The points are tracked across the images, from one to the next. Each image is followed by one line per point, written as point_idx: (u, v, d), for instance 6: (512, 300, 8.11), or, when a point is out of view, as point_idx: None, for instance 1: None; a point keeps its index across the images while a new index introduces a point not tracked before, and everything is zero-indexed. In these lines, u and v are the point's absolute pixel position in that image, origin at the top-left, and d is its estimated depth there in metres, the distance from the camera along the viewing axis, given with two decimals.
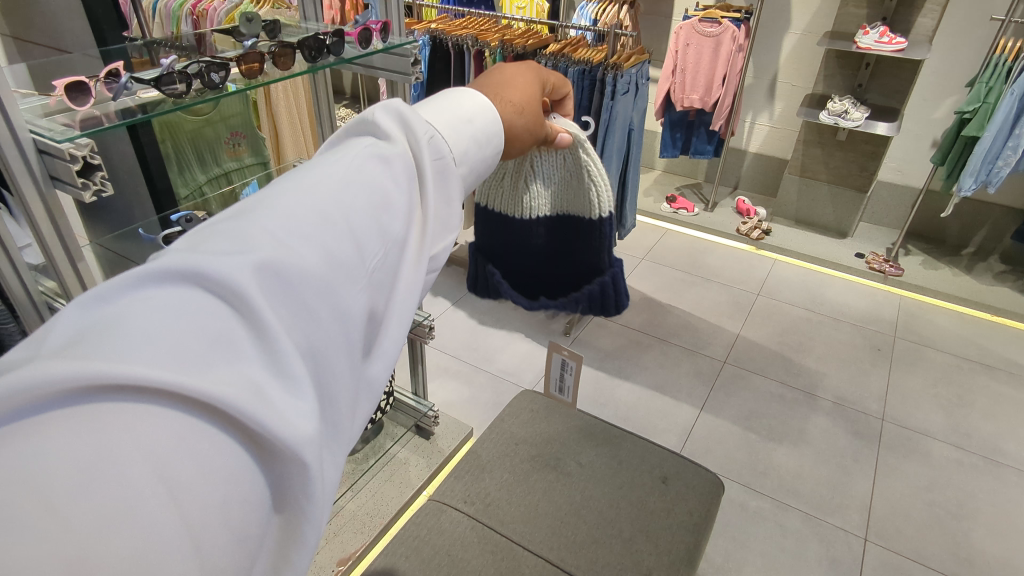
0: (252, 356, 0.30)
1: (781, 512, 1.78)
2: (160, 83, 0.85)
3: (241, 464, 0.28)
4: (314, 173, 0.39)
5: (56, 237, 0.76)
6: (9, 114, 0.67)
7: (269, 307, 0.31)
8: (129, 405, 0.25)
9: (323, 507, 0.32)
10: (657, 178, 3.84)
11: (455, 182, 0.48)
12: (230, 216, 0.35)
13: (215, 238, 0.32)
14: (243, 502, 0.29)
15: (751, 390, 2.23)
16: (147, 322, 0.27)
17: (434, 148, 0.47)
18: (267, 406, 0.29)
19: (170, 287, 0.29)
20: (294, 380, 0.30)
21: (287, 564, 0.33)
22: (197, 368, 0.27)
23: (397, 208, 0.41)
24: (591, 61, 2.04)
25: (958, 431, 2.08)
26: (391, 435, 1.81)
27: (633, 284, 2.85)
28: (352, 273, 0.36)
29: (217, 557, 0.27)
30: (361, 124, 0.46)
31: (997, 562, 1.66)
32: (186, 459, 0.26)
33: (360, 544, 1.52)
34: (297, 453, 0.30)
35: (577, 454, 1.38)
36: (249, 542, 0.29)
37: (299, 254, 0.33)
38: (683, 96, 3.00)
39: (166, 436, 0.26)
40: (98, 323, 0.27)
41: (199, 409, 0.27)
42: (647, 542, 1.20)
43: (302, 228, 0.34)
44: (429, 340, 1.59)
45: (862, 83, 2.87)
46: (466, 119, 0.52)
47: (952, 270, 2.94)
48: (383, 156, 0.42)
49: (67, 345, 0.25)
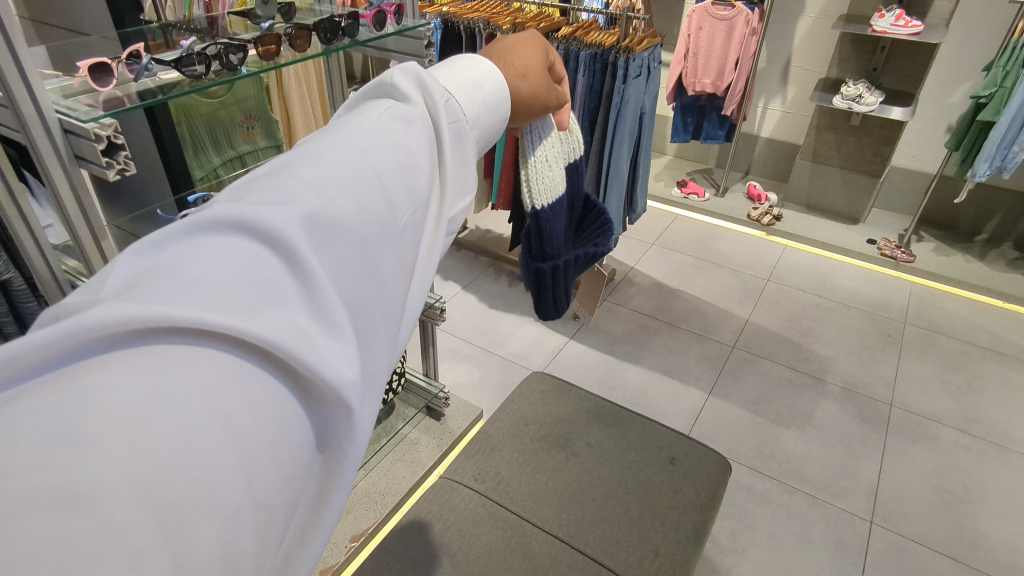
0: (296, 302, 0.30)
1: (788, 495, 1.80)
2: (180, 64, 0.86)
3: (288, 406, 0.28)
4: (342, 134, 0.40)
5: (81, 215, 0.78)
6: (37, 96, 0.69)
7: (314, 256, 0.31)
8: (183, 345, 0.25)
9: (364, 448, 0.32)
10: (668, 163, 3.82)
11: (470, 144, 0.49)
12: (263, 173, 0.36)
13: (257, 192, 0.33)
14: (291, 442, 0.28)
15: (759, 374, 2.24)
16: (198, 268, 0.28)
17: (449, 110, 0.47)
18: (314, 350, 0.29)
19: (217, 237, 0.30)
20: (338, 326, 0.31)
21: (325, 508, 0.32)
22: (247, 311, 0.27)
23: (421, 168, 0.42)
24: (603, 43, 2.02)
25: (967, 416, 2.09)
26: (402, 416, 1.84)
27: (643, 269, 2.85)
28: (385, 228, 0.37)
29: (268, 492, 0.27)
30: (382, 89, 0.47)
31: (1002, 545, 1.68)
32: (238, 398, 0.26)
33: (373, 522, 1.56)
34: (342, 395, 0.30)
35: (585, 435, 1.40)
36: (295, 481, 0.29)
37: (334, 206, 0.34)
38: (695, 80, 2.96)
39: (218, 373, 0.25)
40: (152, 270, 0.28)
41: (250, 352, 0.27)
42: (653, 520, 1.22)
43: (336, 183, 0.35)
44: (441, 322, 1.60)
45: (877, 67, 2.84)
46: (477, 83, 0.52)
47: (964, 257, 2.93)
48: (405, 117, 0.43)
49: (125, 289, 0.26)
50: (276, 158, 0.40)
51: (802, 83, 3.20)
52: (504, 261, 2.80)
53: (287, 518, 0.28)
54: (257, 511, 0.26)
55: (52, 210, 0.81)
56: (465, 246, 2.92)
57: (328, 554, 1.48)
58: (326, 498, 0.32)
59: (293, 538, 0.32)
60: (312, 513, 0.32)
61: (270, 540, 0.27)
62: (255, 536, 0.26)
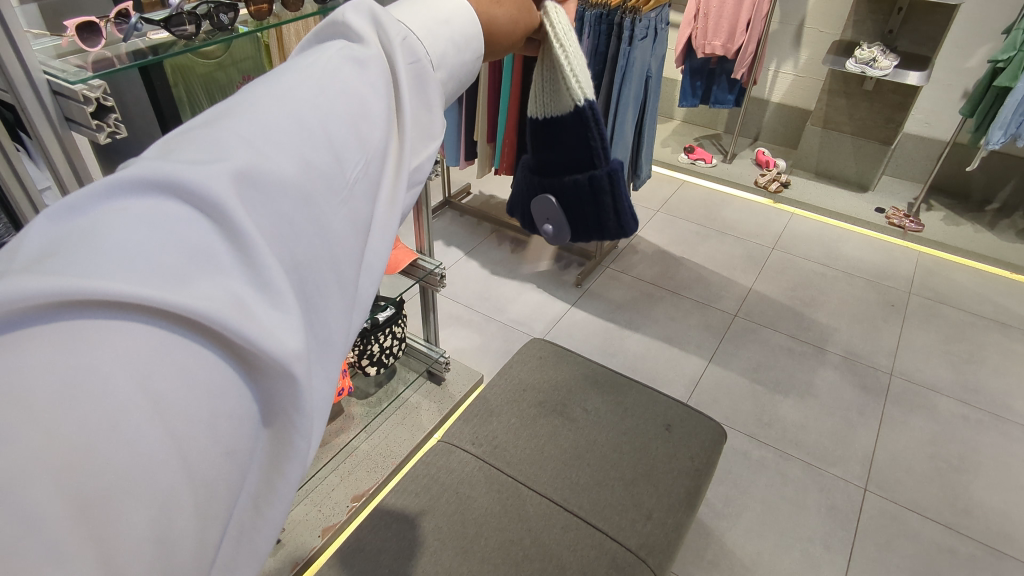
0: (230, 267, 0.30)
1: (783, 462, 1.82)
2: (169, 23, 0.82)
3: (226, 381, 0.29)
4: (283, 83, 0.38)
5: (73, 175, 0.78)
6: (24, 54, 0.68)
7: (248, 217, 0.31)
8: (111, 321, 0.25)
9: (312, 417, 0.32)
10: (676, 129, 3.76)
11: (434, 88, 0.47)
12: (199, 126, 0.35)
13: (187, 147, 0.32)
14: (229, 416, 0.29)
15: (760, 343, 2.24)
16: (120, 234, 0.27)
17: (409, 50, 0.46)
18: (251, 319, 0.29)
19: (141, 198, 0.29)
20: (277, 293, 0.30)
21: (279, 475, 0.32)
22: (176, 281, 0.27)
23: (375, 117, 0.41)
24: (609, 3, 1.95)
25: (967, 386, 2.09)
26: (403, 379, 1.81)
27: (647, 236, 2.83)
28: (332, 183, 0.36)
29: (204, 469, 0.28)
30: (330, 31, 0.45)
31: (994, 513, 1.70)
32: (167, 374, 0.27)
33: (373, 482, 1.60)
34: (285, 366, 0.30)
35: (583, 400, 1.42)
36: (237, 456, 0.30)
37: (271, 161, 0.33)
38: (705, 42, 2.87)
39: (146, 350, 0.26)
40: (72, 235, 0.27)
41: (182, 325, 0.27)
42: (648, 485, 1.24)
43: (274, 138, 0.35)
44: (441, 289, 1.58)
45: (892, 29, 2.76)
46: (442, 21, 0.50)
47: (974, 227, 2.88)
48: (358, 60, 0.42)
49: (39, 259, 0.25)
50: (215, 108, 0.38)
51: (815, 46, 3.11)
52: (507, 227, 2.79)
53: (232, 489, 0.30)
54: (193, 489, 0.28)
55: (47, 172, 0.80)
56: (469, 211, 2.91)
57: (331, 513, 1.53)
58: (279, 468, 0.32)
59: (247, 512, 0.32)
60: (264, 483, 0.32)
61: (212, 520, 0.29)
62: (195, 514, 0.28)
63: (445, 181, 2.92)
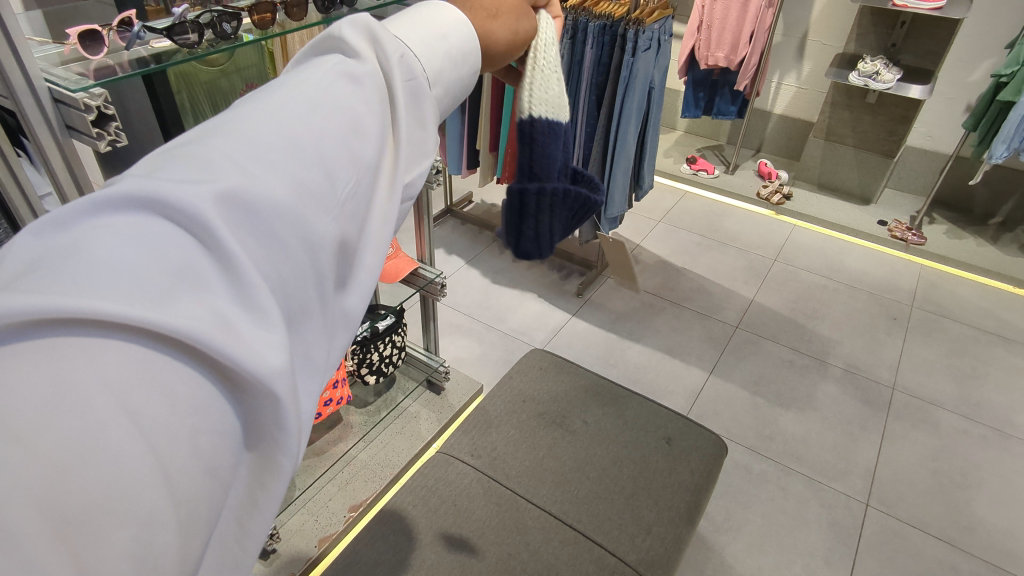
0: (215, 283, 0.28)
1: (784, 476, 1.80)
2: (172, 32, 0.82)
3: (208, 400, 0.27)
4: (275, 98, 0.36)
5: (72, 182, 0.78)
6: (25, 62, 0.68)
7: (235, 237, 0.29)
8: (92, 337, 0.24)
9: (295, 438, 0.31)
10: (678, 139, 3.77)
11: (429, 103, 0.44)
12: (186, 144, 0.33)
13: (173, 164, 0.30)
14: (213, 432, 0.27)
15: (761, 355, 2.23)
16: (105, 250, 0.26)
17: (405, 66, 0.42)
18: (235, 340, 0.27)
19: (126, 214, 0.27)
20: (263, 313, 0.29)
21: (263, 494, 0.31)
22: (158, 299, 0.26)
23: (370, 132, 0.38)
24: (612, 15, 1.96)
25: (969, 401, 2.08)
26: (403, 388, 1.82)
27: (648, 247, 2.83)
28: (324, 202, 0.34)
29: (188, 487, 0.26)
30: (326, 45, 0.43)
31: (997, 531, 1.68)
32: (148, 393, 0.25)
33: (371, 493, 1.59)
34: (268, 386, 0.28)
35: (583, 413, 1.41)
36: (220, 474, 0.28)
37: (262, 179, 0.31)
38: (708, 53, 2.88)
39: (127, 367, 0.24)
40: (53, 252, 0.26)
41: (163, 341, 0.26)
42: (648, 499, 1.23)
43: (263, 156, 0.33)
44: (441, 298, 1.54)
45: (896, 43, 2.76)
46: (440, 35, 0.46)
47: (976, 241, 2.87)
48: (352, 73, 0.39)
49: (21, 275, 0.24)
50: (203, 124, 0.37)
51: (818, 58, 3.12)
52: None
53: (217, 507, 0.28)
54: (177, 506, 0.26)
55: (47, 179, 0.80)
56: (470, 220, 2.91)
57: (327, 524, 1.52)
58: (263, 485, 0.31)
59: (230, 525, 0.31)
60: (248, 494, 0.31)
61: (196, 534, 0.27)
62: (179, 529, 0.26)
63: (446, 189, 2.93)
